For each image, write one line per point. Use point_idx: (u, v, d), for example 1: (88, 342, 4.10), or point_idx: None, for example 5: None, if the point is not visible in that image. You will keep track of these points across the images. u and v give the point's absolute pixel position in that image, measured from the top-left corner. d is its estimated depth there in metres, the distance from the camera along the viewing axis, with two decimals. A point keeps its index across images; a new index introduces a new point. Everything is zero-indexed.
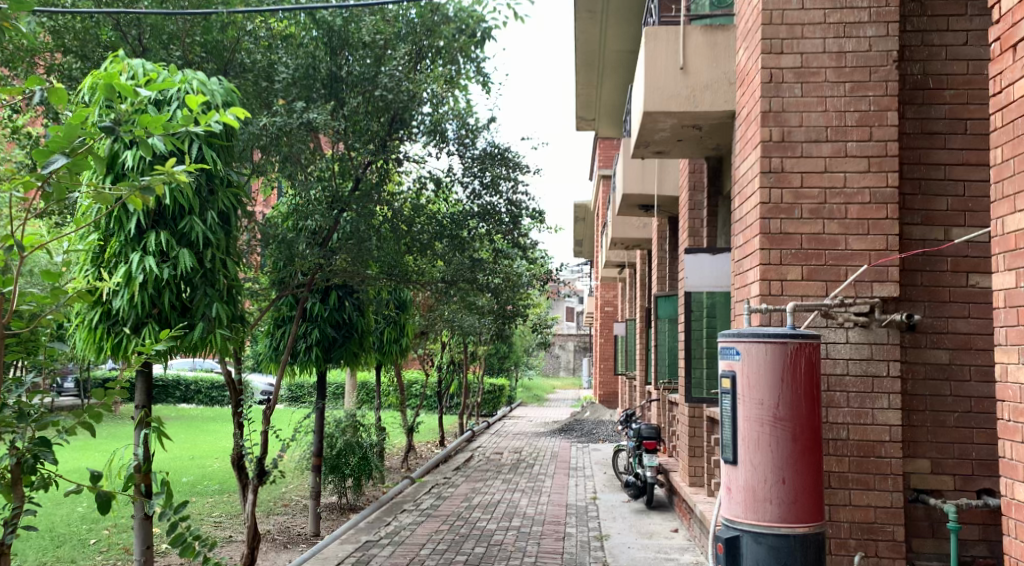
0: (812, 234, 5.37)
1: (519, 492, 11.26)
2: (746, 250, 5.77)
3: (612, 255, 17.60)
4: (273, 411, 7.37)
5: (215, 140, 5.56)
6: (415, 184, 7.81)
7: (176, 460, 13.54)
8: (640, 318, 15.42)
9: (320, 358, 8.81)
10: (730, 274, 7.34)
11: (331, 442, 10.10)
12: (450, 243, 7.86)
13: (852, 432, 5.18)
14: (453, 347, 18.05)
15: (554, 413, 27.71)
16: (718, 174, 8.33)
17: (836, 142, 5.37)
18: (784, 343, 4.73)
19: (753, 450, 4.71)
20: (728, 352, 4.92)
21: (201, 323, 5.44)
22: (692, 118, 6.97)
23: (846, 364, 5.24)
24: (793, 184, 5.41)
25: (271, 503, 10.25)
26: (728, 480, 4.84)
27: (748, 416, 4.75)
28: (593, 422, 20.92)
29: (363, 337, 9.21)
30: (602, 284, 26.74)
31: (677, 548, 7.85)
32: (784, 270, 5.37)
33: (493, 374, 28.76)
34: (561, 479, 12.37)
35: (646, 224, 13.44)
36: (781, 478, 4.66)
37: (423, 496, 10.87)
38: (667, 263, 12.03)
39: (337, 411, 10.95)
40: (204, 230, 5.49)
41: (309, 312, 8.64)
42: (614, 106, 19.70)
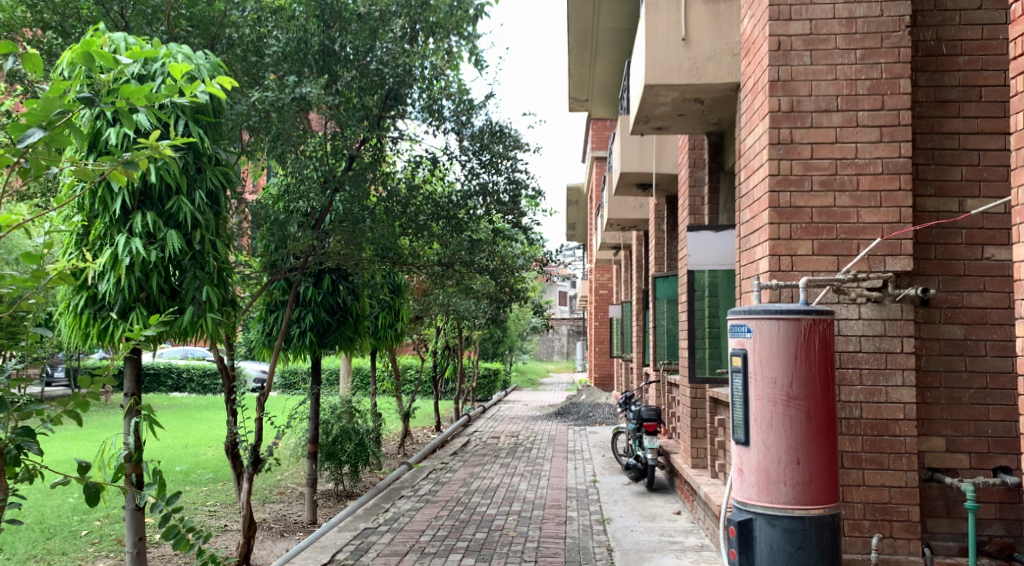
0: (823, 207, 5.21)
1: (518, 476, 11.12)
2: (754, 225, 5.62)
3: (608, 237, 17.43)
4: (266, 398, 7.17)
5: (202, 116, 5.34)
6: (411, 163, 7.56)
7: (169, 449, 13.35)
8: (636, 300, 15.28)
9: (314, 343, 8.61)
10: (734, 252, 7.17)
11: (327, 429, 9.92)
12: (447, 225, 7.65)
13: (866, 410, 5.04)
14: (448, 331, 17.86)
15: (550, 396, 27.61)
16: (720, 150, 8.16)
17: (846, 112, 5.20)
18: (798, 319, 4.57)
19: (766, 430, 4.56)
20: (739, 329, 4.76)
21: (192, 308, 5.24)
22: (694, 91, 6.80)
23: (858, 341, 5.09)
24: (802, 156, 5.25)
25: (266, 492, 10.07)
26: (740, 462, 4.70)
27: (760, 396, 4.60)
28: (589, 404, 20.81)
29: (358, 321, 9.01)
30: (596, 268, 26.59)
31: (681, 531, 7.71)
32: (795, 245, 5.22)
33: (488, 359, 28.61)
34: (560, 463, 12.23)
35: (643, 205, 13.26)
36: (796, 459, 4.51)
37: (421, 482, 10.71)
38: (664, 243, 11.87)
39: (332, 397, 10.76)
40: (193, 211, 5.28)
41: (302, 297, 8.41)
42: (608, 87, 19.50)
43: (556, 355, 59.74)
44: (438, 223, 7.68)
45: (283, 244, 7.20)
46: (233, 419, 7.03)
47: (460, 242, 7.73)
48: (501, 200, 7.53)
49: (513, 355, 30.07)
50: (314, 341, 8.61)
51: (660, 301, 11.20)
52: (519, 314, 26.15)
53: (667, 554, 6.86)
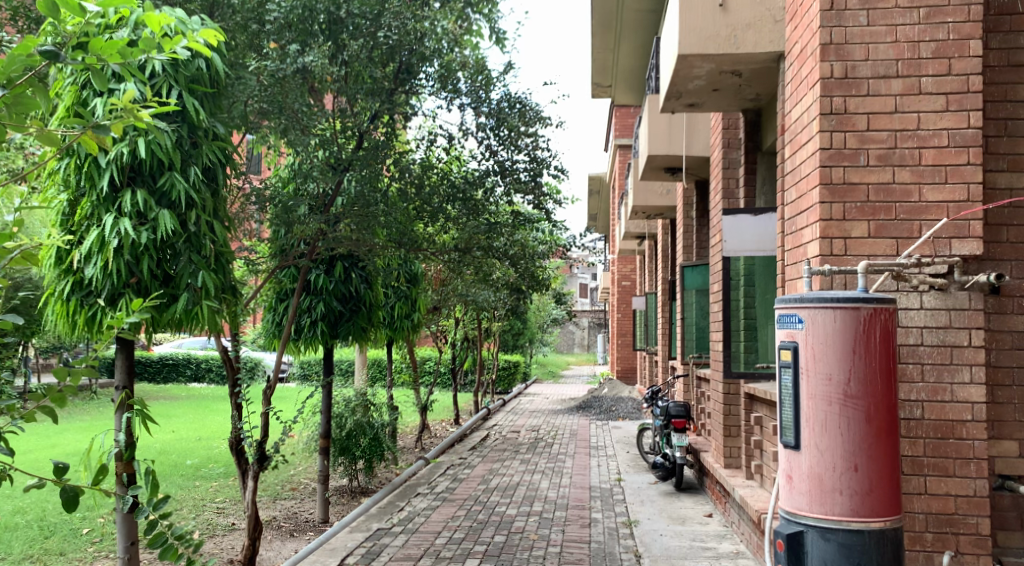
0: (880, 184, 4.69)
1: (539, 473, 10.65)
2: (801, 205, 5.11)
3: (632, 226, 16.90)
4: (273, 391, 6.75)
5: (198, 86, 4.91)
6: (426, 140, 7.09)
7: (181, 442, 13.02)
8: (662, 291, 14.76)
9: (326, 334, 8.19)
10: (773, 237, 6.66)
11: (340, 423, 9.52)
12: (464, 207, 7.23)
13: (928, 410, 4.53)
14: (467, 323, 17.43)
15: (571, 390, 27.14)
16: (756, 128, 7.63)
17: (908, 78, 4.67)
18: (856, 308, 4.06)
19: (819, 433, 4.06)
20: (789, 319, 4.25)
21: (185, 295, 4.80)
22: (732, 62, 6.30)
23: (920, 333, 4.57)
24: (857, 127, 4.73)
25: (277, 488, 9.68)
26: (789, 467, 4.21)
27: (813, 394, 4.09)
28: (611, 398, 20.32)
29: (371, 312, 8.58)
30: (619, 259, 26.08)
31: (714, 536, 7.21)
32: (849, 226, 4.71)
33: (508, 351, 28.14)
34: (583, 459, 11.76)
35: (671, 191, 12.72)
36: (853, 465, 4.01)
37: (438, 478, 10.27)
38: (693, 231, 11.35)
39: (346, 390, 10.36)
40: (187, 188, 4.84)
41: (314, 285, 8.00)
42: (632, 72, 18.97)
43: (577, 348, 59.28)
44: (454, 205, 7.26)
45: (290, 229, 6.77)
46: (238, 414, 6.62)
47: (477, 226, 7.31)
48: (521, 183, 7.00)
49: (534, 347, 29.61)
50: (326, 331, 8.19)
51: (689, 291, 10.69)
52: (539, 305, 25.69)
53: (700, 562, 6.38)
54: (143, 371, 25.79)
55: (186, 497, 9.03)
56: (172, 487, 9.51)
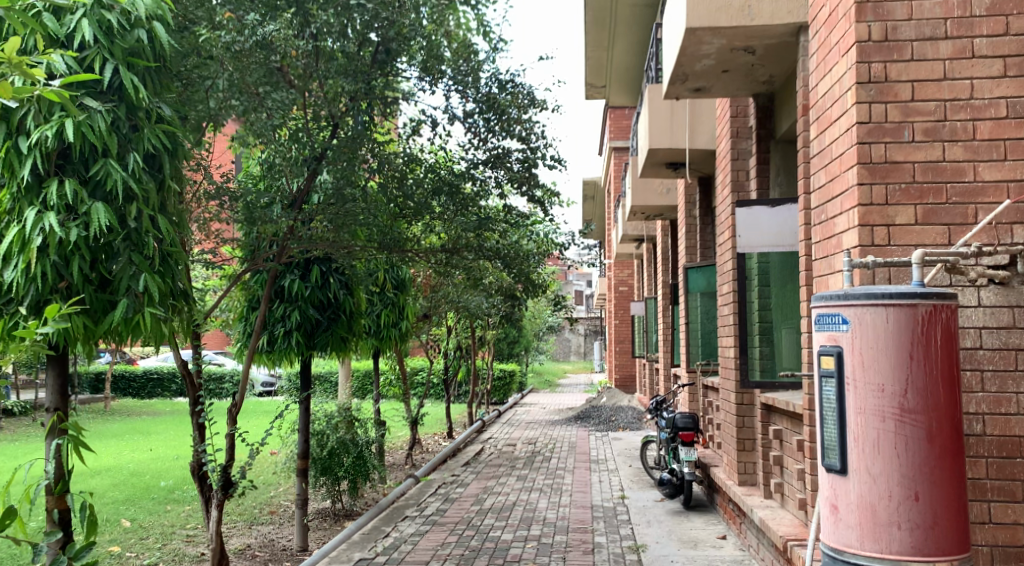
0: (928, 162, 4.05)
1: (537, 491, 9.97)
2: (834, 190, 4.47)
3: (630, 228, 16.25)
4: (240, 409, 6.06)
5: (137, 60, 4.23)
6: (407, 128, 6.43)
7: (158, 461, 12.27)
8: (662, 295, 14.11)
9: (302, 346, 7.50)
10: (791, 231, 6.04)
11: (322, 441, 8.87)
12: (450, 202, 6.55)
13: (991, 425, 3.87)
14: (459, 331, 16.77)
15: (568, 399, 26.44)
16: (769, 114, 7.01)
17: (958, 39, 4.05)
18: (912, 305, 3.40)
19: (871, 455, 3.40)
20: (831, 320, 3.59)
21: (124, 301, 4.11)
22: (745, 36, 5.69)
23: (978, 335, 3.93)
24: (900, 97, 4.09)
25: (255, 513, 8.98)
26: (833, 495, 3.54)
27: (863, 409, 3.43)
28: (611, 407, 19.61)
29: (352, 320, 7.89)
30: (616, 264, 25.46)
31: (731, 562, 6.55)
32: (893, 212, 4.06)
33: (503, 360, 27.44)
34: (583, 475, 11.07)
35: (671, 190, 12.10)
36: (913, 493, 3.34)
37: (429, 498, 9.58)
38: (696, 231, 10.72)
39: (330, 405, 9.67)
40: (125, 178, 4.15)
41: (288, 292, 7.33)
42: (627, 71, 18.41)
43: (573, 356, 58.70)
44: (440, 199, 6.57)
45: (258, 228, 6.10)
46: (200, 436, 5.92)
47: (465, 221, 6.59)
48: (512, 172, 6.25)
49: (529, 355, 28.92)
50: (302, 342, 7.49)
51: (693, 294, 10.05)
52: (534, 312, 25.00)
53: None
54: (127, 386, 24.95)
55: (154, 523, 8.31)
56: (140, 512, 8.79)
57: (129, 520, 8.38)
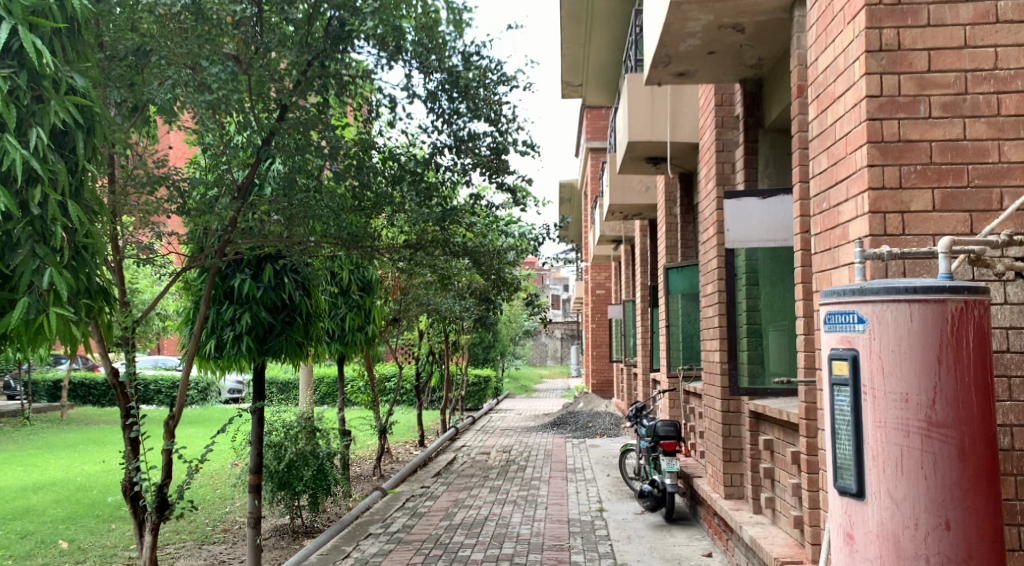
0: (947, 141, 3.58)
1: (510, 504, 9.44)
2: (839, 173, 3.98)
3: (607, 228, 15.78)
4: (178, 422, 5.47)
5: (40, 20, 3.64)
6: (362, 111, 5.87)
7: (109, 474, 11.57)
8: (641, 297, 13.63)
9: (252, 351, 6.90)
10: (784, 225, 5.57)
11: (279, 453, 8.34)
12: (413, 191, 6.04)
13: (1020, 439, 3.40)
14: (432, 335, 16.18)
15: (545, 405, 25.92)
16: (756, 102, 6.56)
17: (980, 2, 3.59)
18: (941, 302, 2.91)
19: (893, 476, 2.90)
20: (844, 319, 3.10)
21: (25, 299, 3.50)
22: (735, 11, 5.23)
23: (1005, 336, 3.46)
24: (916, 68, 3.60)
25: (206, 531, 8.38)
26: (848, 523, 3.05)
27: (883, 422, 2.93)
28: (589, 413, 19.10)
29: (309, 323, 7.31)
30: (593, 266, 24.98)
31: None
32: (907, 196, 3.58)
33: (478, 365, 26.82)
34: (559, 485, 10.54)
35: (650, 187, 11.64)
36: (944, 522, 2.85)
37: (395, 513, 9.01)
38: (677, 230, 10.26)
39: (289, 414, 9.08)
40: (27, 157, 3.54)
41: (238, 292, 6.74)
42: (604, 69, 17.97)
43: (549, 360, 58.23)
44: (401, 188, 6.06)
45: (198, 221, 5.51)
46: (132, 451, 5.29)
47: (429, 213, 6.04)
48: (479, 157, 5.63)
49: (505, 360, 28.39)
50: (253, 348, 6.89)
51: (674, 296, 9.60)
52: (510, 315, 24.44)
53: None
54: (88, 394, 24.09)
55: (94, 544, 7.67)
56: (81, 532, 8.14)
57: (68, 542, 7.73)
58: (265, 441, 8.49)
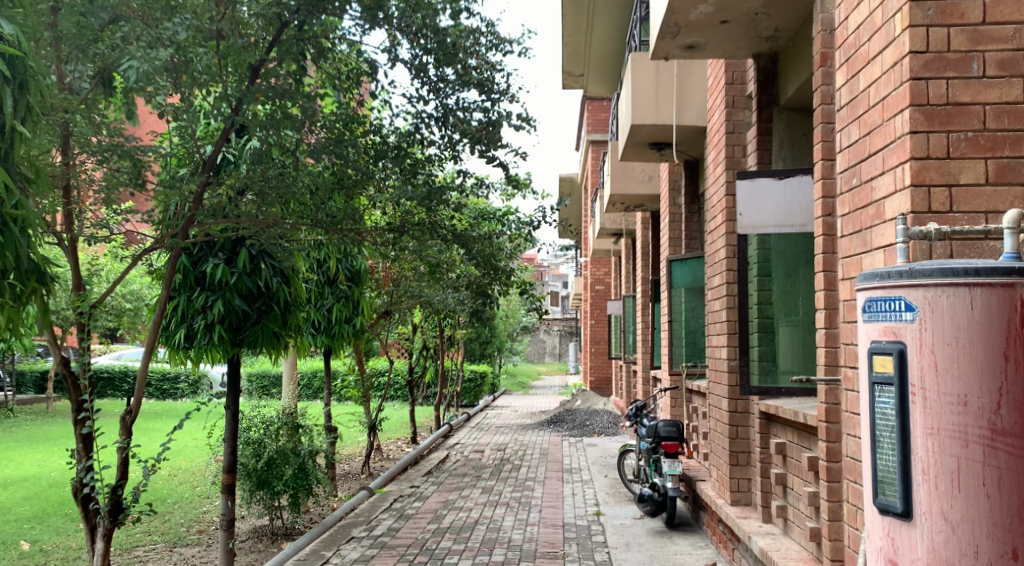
0: (1001, 104, 3.13)
1: (503, 506, 8.97)
2: (874, 144, 3.50)
3: (608, 221, 15.30)
4: (135, 418, 4.99)
5: None
6: (343, 82, 5.42)
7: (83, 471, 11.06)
8: (642, 292, 13.17)
9: (225, 342, 6.42)
10: (803, 209, 5.13)
11: (258, 451, 7.89)
12: (398, 169, 5.56)
13: None
14: (426, 329, 15.72)
15: (542, 402, 25.44)
16: (772, 78, 6.10)
17: None
18: (1008, 286, 2.42)
19: (947, 495, 2.43)
20: (889, 307, 2.63)
21: None
22: None
23: None
24: (968, 20, 3.14)
25: (179, 532, 7.91)
26: (892, 548, 2.58)
27: (936, 430, 2.45)
28: (586, 412, 18.63)
29: (288, 313, 6.83)
30: (592, 261, 24.48)
31: None
32: (956, 167, 3.10)
33: (475, 361, 26.33)
34: (554, 486, 10.08)
35: (654, 177, 11.18)
36: (1011, 550, 2.37)
37: (381, 514, 8.55)
38: (681, 221, 9.79)
39: (270, 409, 8.60)
40: None
41: (209, 278, 6.29)
42: (606, 59, 17.49)
43: (547, 357, 57.83)
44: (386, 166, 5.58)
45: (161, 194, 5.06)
46: (85, 449, 4.78)
47: (411, 191, 5.54)
48: (469, 129, 5.14)
49: (502, 357, 27.90)
50: (225, 338, 6.41)
51: (678, 289, 9.13)
52: (507, 311, 23.97)
53: None
54: None
55: (58, 546, 7.21)
56: (46, 532, 7.67)
57: (30, 543, 7.26)
58: (243, 438, 8.02)
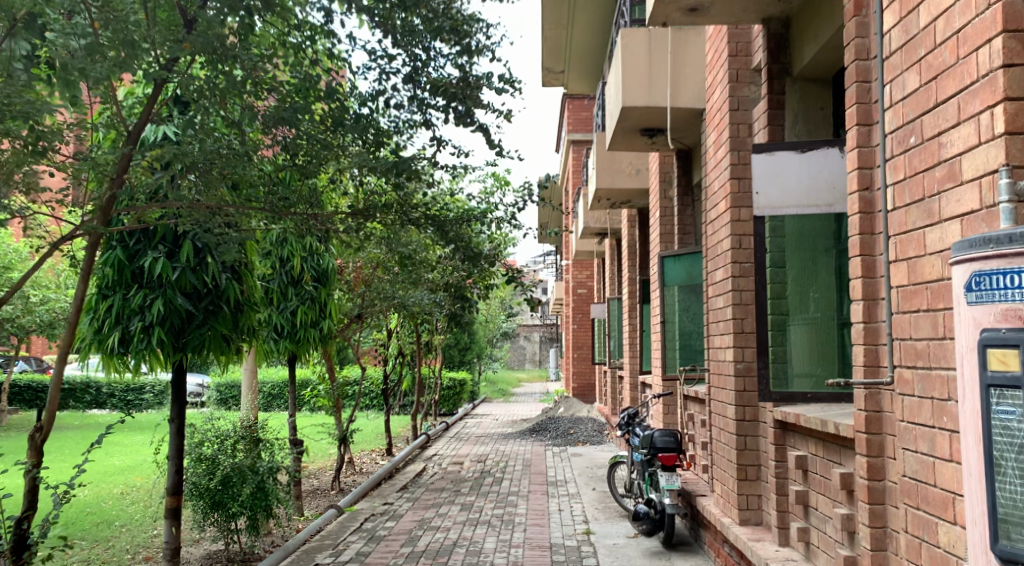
0: None
1: (483, 525, 8.22)
2: (943, 88, 2.81)
3: (592, 219, 14.61)
4: (46, 437, 4.18)
5: None
6: (295, 41, 4.69)
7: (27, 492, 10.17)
8: (628, 294, 12.47)
9: (166, 347, 5.66)
10: (831, 185, 4.47)
11: (212, 469, 7.09)
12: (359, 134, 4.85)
13: None
14: (402, 335, 14.94)
15: (524, 410, 24.67)
16: (783, 46, 5.46)
17: None
18: None
19: None
20: (1007, 283, 1.92)
21: None
22: None
23: None
24: None
25: (122, 559, 7.07)
26: None
27: None
28: (570, 419, 17.90)
29: (239, 314, 6.08)
30: (575, 264, 23.80)
31: None
32: None
33: (453, 368, 25.54)
34: (539, 501, 9.34)
35: (642, 170, 10.51)
36: None
37: (350, 537, 7.76)
38: (673, 214, 9.11)
39: (225, 422, 7.80)
40: None
41: (147, 274, 5.55)
42: (587, 54, 16.84)
43: (528, 364, 57.13)
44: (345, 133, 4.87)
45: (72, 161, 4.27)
46: None
47: (375, 161, 4.81)
48: (437, 85, 4.44)
49: (482, 363, 27.13)
50: (166, 342, 5.64)
51: (670, 288, 8.46)
52: (486, 316, 23.22)
53: None
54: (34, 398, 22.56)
55: None
56: None
57: None
58: (195, 454, 7.22)
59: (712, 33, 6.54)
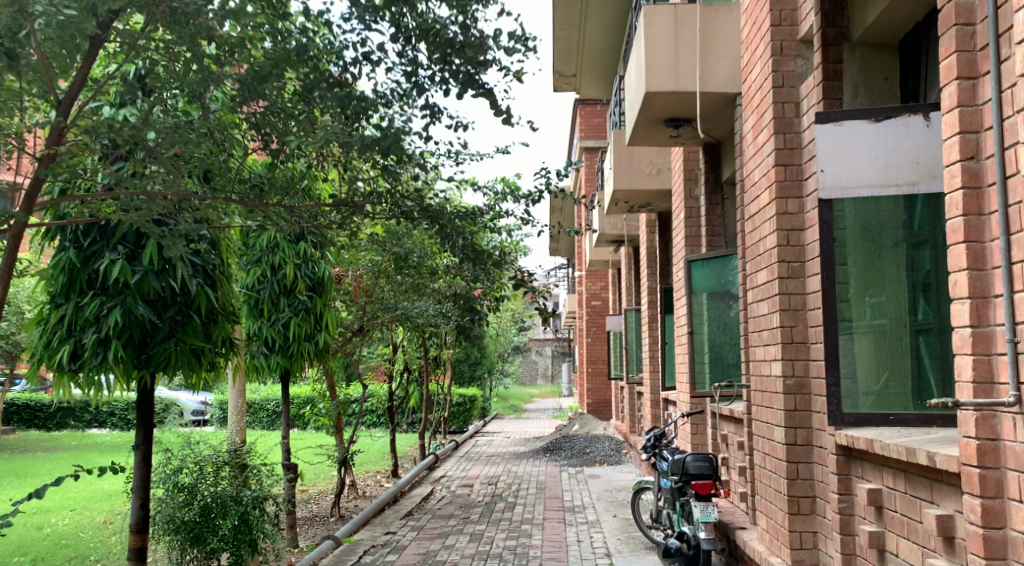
0: None
1: (495, 559, 7.41)
2: None
3: (608, 226, 13.82)
4: None
5: None
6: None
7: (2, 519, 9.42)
8: (649, 304, 11.65)
9: (126, 363, 4.90)
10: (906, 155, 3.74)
11: (190, 499, 6.33)
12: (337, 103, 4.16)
13: None
14: (408, 349, 14.17)
15: (537, 427, 23.78)
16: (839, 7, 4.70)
17: None
18: None
19: None
20: None
21: None
22: None
23: None
24: None
25: None
26: None
27: None
28: (585, 437, 17.02)
29: (213, 326, 5.33)
30: (589, 275, 22.97)
31: None
32: None
33: (464, 384, 24.72)
34: (556, 531, 8.51)
35: (664, 170, 9.73)
36: None
37: None
38: (699, 215, 8.32)
39: (207, 447, 7.02)
40: None
41: (104, 279, 4.82)
42: (601, 58, 16.11)
43: (540, 379, 56.22)
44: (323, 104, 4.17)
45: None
46: None
47: (353, 136, 4.10)
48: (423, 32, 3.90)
49: (495, 379, 26.31)
50: (126, 357, 4.89)
51: (698, 295, 7.66)
52: (497, 330, 22.41)
53: None
54: (33, 418, 21.90)
55: None
56: None
57: None
58: (171, 482, 6.44)
59: (749, 5, 5.81)
